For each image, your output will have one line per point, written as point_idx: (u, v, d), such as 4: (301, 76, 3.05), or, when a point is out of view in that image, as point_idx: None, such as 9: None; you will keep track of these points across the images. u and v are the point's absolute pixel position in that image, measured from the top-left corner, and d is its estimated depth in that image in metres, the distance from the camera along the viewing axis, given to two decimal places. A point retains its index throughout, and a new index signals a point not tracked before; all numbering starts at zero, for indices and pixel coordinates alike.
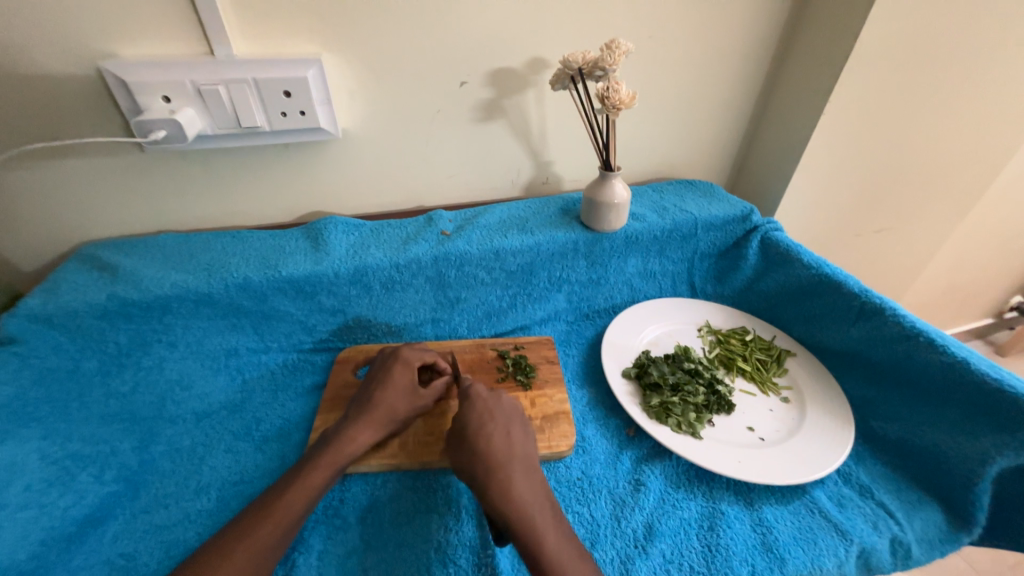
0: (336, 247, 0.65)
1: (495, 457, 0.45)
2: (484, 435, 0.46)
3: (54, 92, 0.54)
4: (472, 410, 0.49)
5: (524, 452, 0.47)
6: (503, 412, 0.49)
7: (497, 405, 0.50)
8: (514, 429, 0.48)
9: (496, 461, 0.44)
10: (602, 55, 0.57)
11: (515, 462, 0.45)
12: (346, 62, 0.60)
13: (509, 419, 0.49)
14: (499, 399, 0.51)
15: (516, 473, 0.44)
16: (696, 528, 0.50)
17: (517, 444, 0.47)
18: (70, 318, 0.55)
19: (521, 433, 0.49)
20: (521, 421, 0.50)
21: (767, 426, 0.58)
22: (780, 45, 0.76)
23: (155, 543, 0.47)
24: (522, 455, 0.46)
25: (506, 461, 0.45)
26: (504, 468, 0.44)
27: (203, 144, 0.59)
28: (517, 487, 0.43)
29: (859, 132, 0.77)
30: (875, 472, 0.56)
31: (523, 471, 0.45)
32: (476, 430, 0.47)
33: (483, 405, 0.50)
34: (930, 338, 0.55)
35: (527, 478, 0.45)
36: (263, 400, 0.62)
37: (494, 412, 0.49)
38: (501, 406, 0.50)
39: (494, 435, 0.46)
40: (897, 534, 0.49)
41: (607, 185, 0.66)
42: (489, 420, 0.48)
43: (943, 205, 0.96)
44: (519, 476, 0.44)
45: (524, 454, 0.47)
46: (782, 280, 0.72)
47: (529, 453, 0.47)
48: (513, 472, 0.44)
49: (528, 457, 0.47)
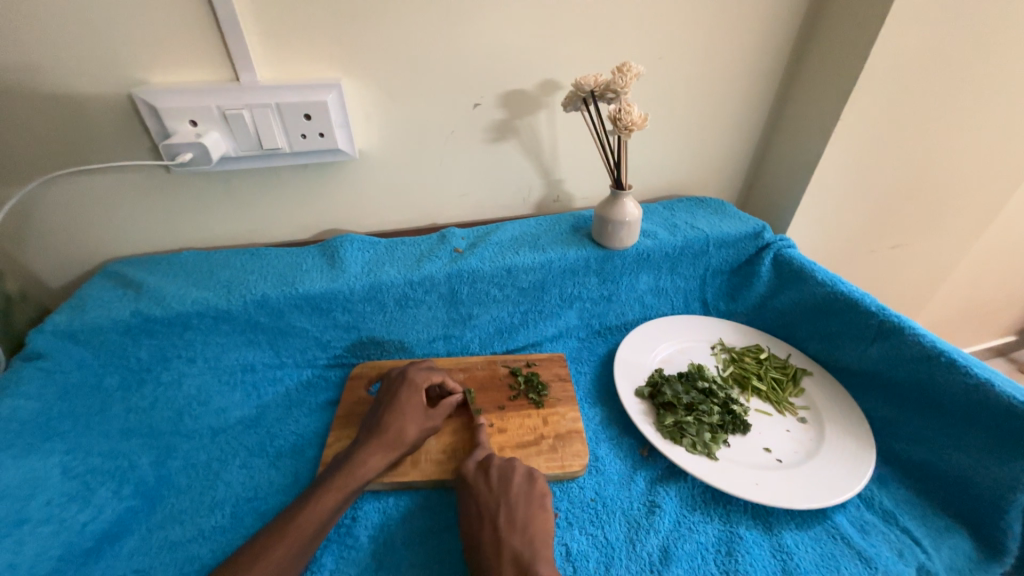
0: (351, 264, 0.66)
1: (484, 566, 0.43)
2: (476, 543, 0.45)
3: (88, 117, 0.56)
4: (464, 512, 0.48)
5: (516, 509, 0.47)
6: (491, 505, 0.48)
7: (489, 498, 0.48)
8: (507, 522, 0.46)
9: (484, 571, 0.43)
10: (613, 78, 0.59)
11: (505, 564, 0.43)
12: (365, 86, 0.62)
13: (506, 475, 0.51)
14: (484, 480, 0.50)
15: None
16: (714, 553, 0.49)
17: (507, 544, 0.45)
18: (95, 334, 0.57)
19: (520, 520, 0.46)
20: (520, 505, 0.48)
21: (785, 448, 0.57)
22: (789, 65, 0.77)
23: (170, 559, 0.48)
24: (515, 555, 0.44)
25: (494, 565, 0.43)
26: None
27: (227, 166, 0.61)
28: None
29: (871, 149, 0.77)
30: (898, 496, 0.54)
31: (512, 574, 0.42)
32: (469, 536, 0.46)
33: (473, 502, 0.49)
34: (951, 358, 0.54)
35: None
36: (277, 415, 0.63)
37: (483, 509, 0.47)
38: (494, 498, 0.49)
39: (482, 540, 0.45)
40: (924, 563, 0.47)
41: (619, 203, 0.67)
42: (479, 520, 0.47)
43: (959, 222, 0.95)
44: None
45: (518, 550, 0.44)
46: (797, 298, 0.71)
47: (527, 546, 0.44)
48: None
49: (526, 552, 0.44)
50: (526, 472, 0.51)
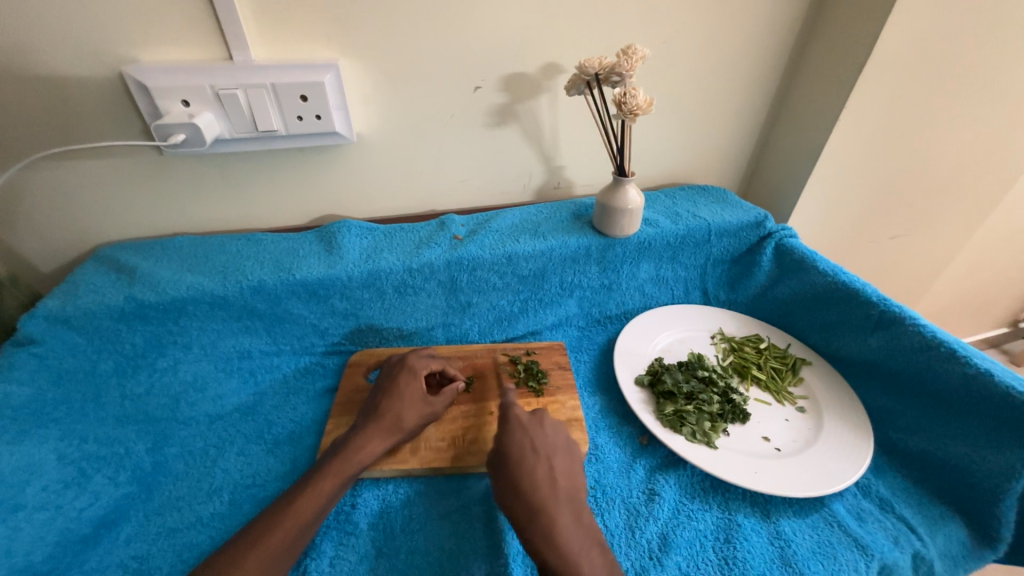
0: (349, 251, 0.65)
1: (540, 498, 0.44)
2: (530, 473, 0.45)
3: (75, 96, 0.54)
4: (517, 444, 0.48)
5: (566, 486, 0.46)
6: (547, 445, 0.48)
7: (542, 439, 0.49)
8: (561, 465, 0.47)
9: (540, 502, 0.44)
10: (619, 60, 0.57)
11: (561, 501, 0.44)
12: (361, 67, 0.61)
13: (552, 450, 0.48)
14: (540, 425, 0.50)
15: (563, 517, 0.43)
16: (712, 540, 0.49)
17: (563, 484, 0.46)
18: (88, 319, 0.56)
19: (570, 468, 0.47)
20: (569, 453, 0.49)
21: (783, 437, 0.57)
22: (796, 51, 0.75)
23: (168, 545, 0.47)
24: (568, 495, 0.45)
25: (552, 500, 0.44)
26: (550, 510, 0.43)
27: (220, 148, 0.60)
28: (566, 530, 0.42)
29: (876, 138, 0.76)
30: (895, 485, 0.54)
31: (569, 513, 0.44)
32: (521, 466, 0.46)
33: (527, 437, 0.49)
34: (951, 348, 0.54)
35: (575, 522, 0.43)
36: (274, 402, 0.62)
37: (537, 447, 0.48)
38: (545, 439, 0.49)
39: (538, 474, 0.45)
40: (919, 550, 0.48)
41: (621, 190, 0.66)
42: (533, 456, 0.47)
43: (960, 213, 0.95)
44: (566, 521, 0.43)
45: (571, 492, 0.45)
46: (797, 288, 0.71)
47: (576, 490, 0.46)
48: (559, 515, 0.43)
49: (575, 494, 0.46)
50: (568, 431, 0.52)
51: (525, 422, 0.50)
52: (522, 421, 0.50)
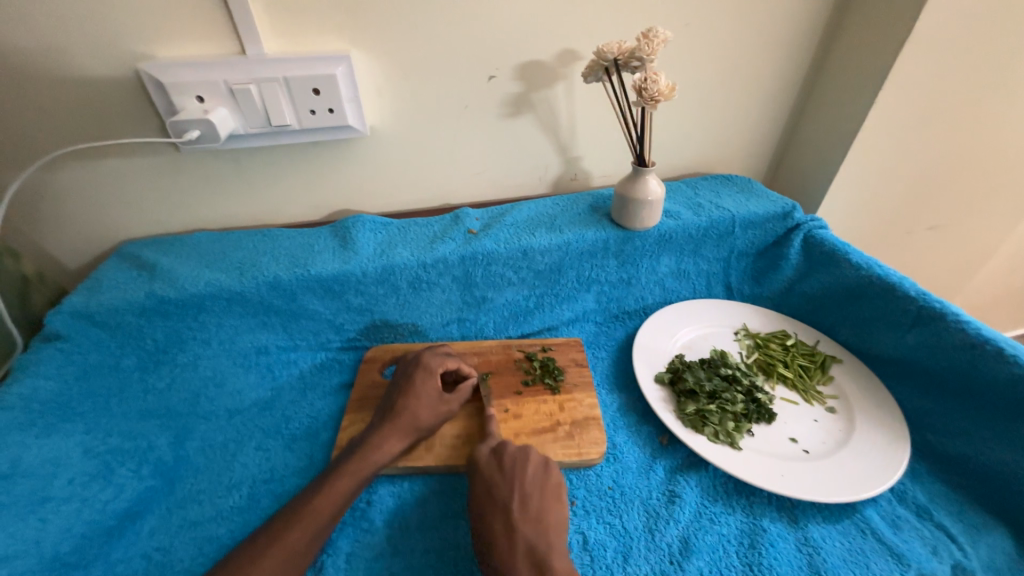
0: (363, 246, 0.65)
1: (497, 557, 0.42)
2: (488, 532, 0.44)
3: (93, 94, 0.55)
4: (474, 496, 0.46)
5: (538, 482, 0.47)
6: (507, 490, 0.46)
7: (502, 483, 0.47)
8: (521, 511, 0.44)
9: (495, 562, 0.42)
10: (639, 44, 0.55)
11: (519, 557, 0.41)
12: (373, 58, 0.59)
13: (528, 449, 0.50)
14: (500, 466, 0.48)
15: (520, 571, 0.41)
16: (736, 545, 0.47)
17: (521, 534, 0.43)
18: (111, 315, 0.57)
19: (536, 511, 0.45)
20: (535, 495, 0.46)
21: (812, 438, 0.55)
22: (829, 30, 0.71)
23: (189, 538, 0.48)
24: (529, 547, 0.42)
25: (508, 559, 0.41)
26: (506, 570, 0.41)
27: (235, 143, 0.60)
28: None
29: (916, 122, 0.71)
30: (934, 491, 0.51)
31: (528, 568, 0.41)
32: (480, 520, 0.45)
33: (485, 485, 0.47)
34: (998, 347, 0.50)
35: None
36: (292, 398, 0.63)
37: (496, 495, 0.46)
38: (506, 481, 0.47)
39: (495, 529, 0.43)
40: (960, 561, 0.45)
41: (641, 181, 0.63)
42: (492, 507, 0.45)
43: (1006, 201, 0.89)
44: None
45: (533, 542, 0.43)
46: (827, 282, 0.68)
47: (540, 539, 0.43)
48: (517, 573, 0.41)
49: (538, 543, 0.43)
50: (542, 458, 0.49)
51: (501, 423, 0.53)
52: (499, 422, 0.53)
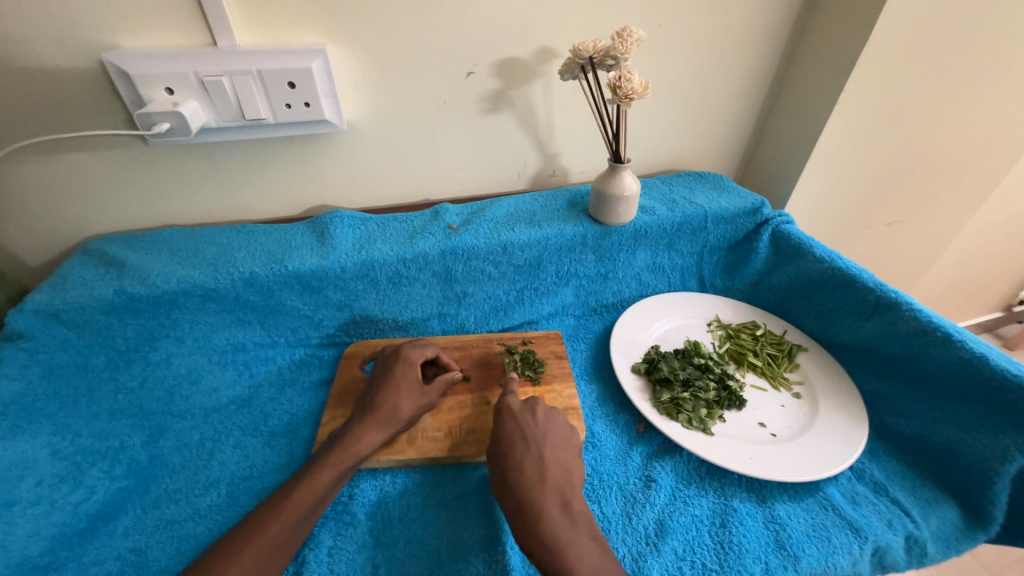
0: (341, 241, 0.64)
1: (528, 490, 0.44)
2: (518, 466, 0.46)
3: (55, 85, 0.53)
4: (506, 436, 0.48)
5: (557, 477, 0.45)
6: (539, 435, 0.49)
7: (533, 429, 0.49)
8: (551, 454, 0.47)
9: (525, 494, 0.44)
10: (613, 43, 0.56)
11: (548, 493, 0.44)
12: (350, 53, 0.59)
13: (545, 440, 0.49)
14: (532, 413, 0.51)
15: (549, 504, 0.43)
16: (708, 525, 0.49)
17: (551, 474, 0.45)
18: (77, 313, 0.55)
19: (564, 459, 0.47)
20: (563, 446, 0.49)
21: (779, 422, 0.58)
22: (794, 33, 0.74)
23: (165, 537, 0.47)
24: (557, 485, 0.45)
25: (538, 493, 0.44)
26: (534, 503, 0.43)
27: (207, 137, 0.58)
28: (550, 524, 0.42)
29: (874, 122, 0.75)
30: (889, 469, 0.55)
31: (557, 504, 0.43)
32: (510, 457, 0.47)
33: (516, 429, 0.49)
34: (947, 333, 0.54)
35: (564, 514, 0.43)
36: (270, 395, 0.62)
37: (528, 438, 0.48)
38: (535, 430, 0.49)
39: (526, 465, 0.46)
40: (912, 532, 0.48)
41: (617, 178, 0.65)
42: (522, 446, 0.47)
43: (956, 198, 0.94)
44: (553, 515, 0.42)
45: (561, 483, 0.45)
46: (794, 274, 0.71)
47: (566, 480, 0.46)
48: (545, 508, 0.43)
49: (564, 485, 0.45)
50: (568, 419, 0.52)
51: (515, 411, 0.51)
52: (513, 411, 0.51)
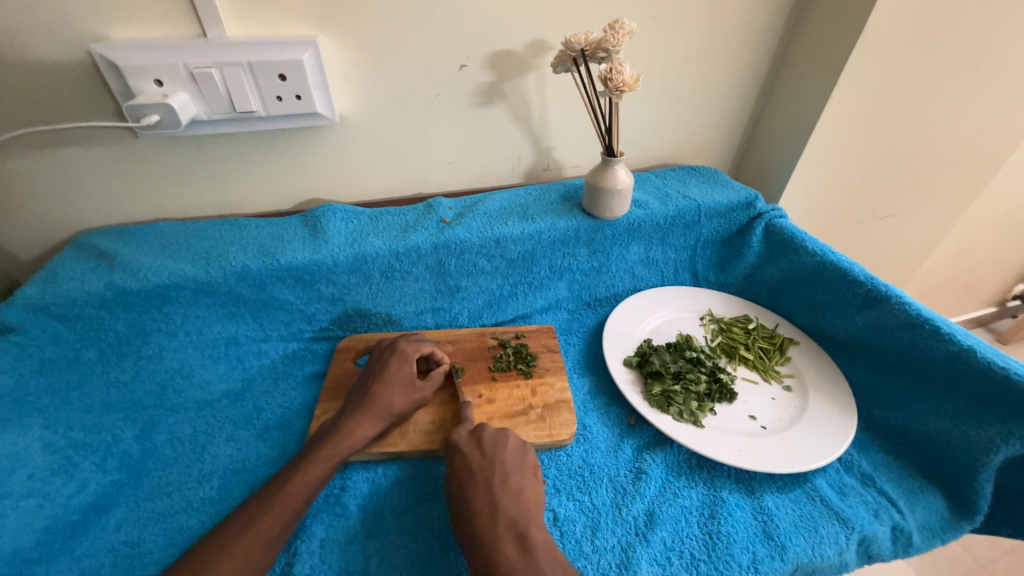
0: (334, 235, 0.64)
1: (481, 535, 0.43)
2: (469, 508, 0.45)
3: (44, 78, 0.52)
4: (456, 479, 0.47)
5: (509, 511, 0.44)
6: (488, 467, 0.47)
7: (481, 460, 0.48)
8: (501, 486, 0.46)
9: (479, 538, 0.42)
10: (605, 36, 0.56)
11: (503, 531, 0.43)
12: (342, 45, 0.59)
13: (494, 470, 0.47)
14: (479, 445, 0.49)
15: (502, 541, 0.42)
16: (697, 516, 0.50)
17: (502, 508, 0.44)
18: (68, 307, 0.55)
19: (517, 486, 0.46)
20: (515, 472, 0.47)
21: (770, 415, 0.58)
22: (789, 26, 0.74)
23: (159, 530, 0.48)
24: (511, 519, 0.44)
25: (491, 533, 0.43)
26: (489, 544, 0.42)
27: (198, 129, 0.58)
28: (506, 565, 0.40)
29: (868, 116, 0.75)
30: (877, 460, 0.55)
31: (511, 539, 0.42)
32: (461, 500, 0.45)
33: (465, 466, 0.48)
34: (935, 326, 0.54)
35: (520, 550, 0.41)
36: (264, 388, 0.62)
37: (477, 472, 0.47)
38: (484, 461, 0.48)
39: (477, 507, 0.44)
40: (898, 522, 0.49)
41: (610, 171, 0.65)
42: (473, 483, 0.46)
43: (951, 192, 0.95)
44: (510, 554, 0.41)
45: (515, 517, 0.44)
46: (787, 268, 0.71)
47: (521, 513, 0.44)
48: (500, 547, 0.42)
49: (519, 520, 0.44)
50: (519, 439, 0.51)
51: (463, 447, 0.49)
52: (459, 446, 0.49)
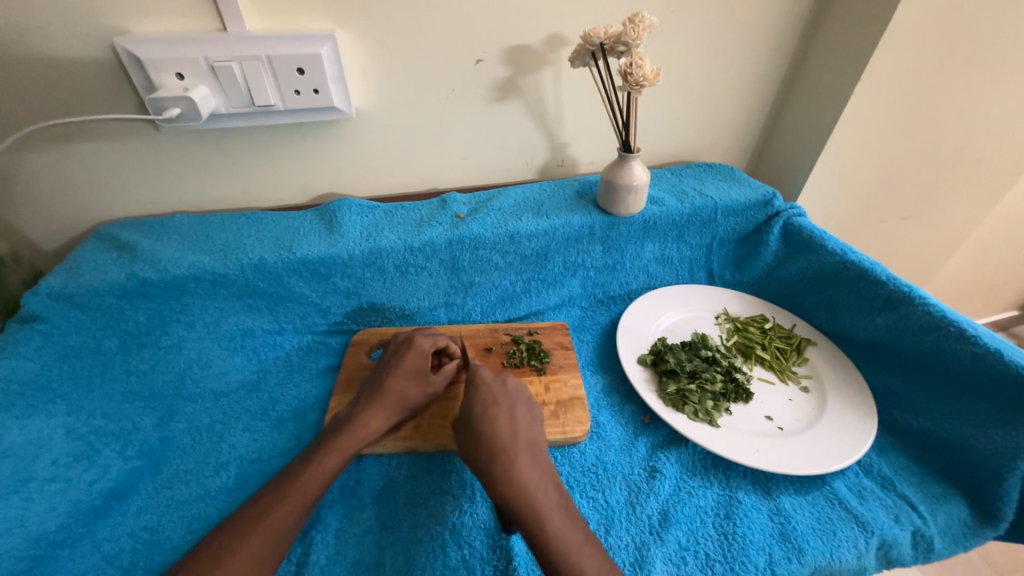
0: (350, 229, 0.64)
1: (502, 445, 0.44)
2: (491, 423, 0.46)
3: (69, 71, 0.53)
4: (481, 397, 0.48)
5: (527, 436, 0.46)
6: (509, 398, 0.49)
7: (504, 392, 0.49)
8: (521, 415, 0.48)
9: (500, 447, 0.44)
10: (625, 30, 0.55)
11: (520, 449, 0.45)
12: (359, 40, 0.59)
13: (515, 403, 0.49)
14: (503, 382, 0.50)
15: (520, 459, 0.44)
16: (712, 516, 0.49)
17: (522, 431, 0.46)
18: (90, 296, 0.56)
19: (532, 419, 0.49)
20: (530, 413, 0.49)
21: (787, 416, 0.57)
22: (811, 21, 0.72)
23: (177, 517, 0.48)
24: (528, 442, 0.46)
25: (511, 447, 0.44)
26: (508, 454, 0.44)
27: (218, 123, 0.59)
28: (523, 475, 0.43)
29: (892, 113, 0.73)
30: (898, 464, 0.54)
31: (528, 458, 0.44)
32: (483, 416, 0.46)
33: (489, 389, 0.49)
34: (960, 328, 0.53)
35: (535, 467, 0.44)
36: (279, 380, 0.63)
37: (500, 398, 0.48)
38: (506, 392, 0.49)
39: (500, 423, 0.46)
40: (919, 527, 0.48)
41: (626, 167, 0.64)
42: (496, 407, 0.47)
43: (975, 192, 0.92)
44: (526, 468, 0.43)
45: (531, 442, 0.46)
46: (805, 268, 0.70)
47: (535, 437, 0.47)
48: (517, 460, 0.44)
49: (533, 444, 0.46)
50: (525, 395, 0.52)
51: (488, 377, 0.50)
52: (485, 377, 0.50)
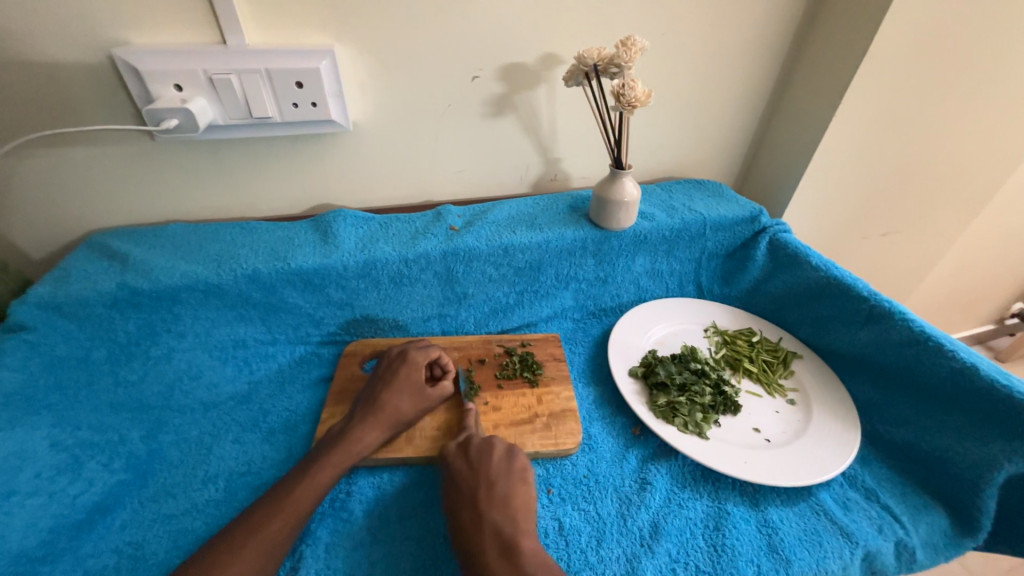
0: (345, 240, 0.65)
1: (467, 546, 0.42)
2: (457, 522, 0.45)
3: (67, 82, 0.53)
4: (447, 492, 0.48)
5: (493, 521, 0.43)
6: (471, 479, 0.47)
7: (468, 475, 0.48)
8: (485, 496, 0.45)
9: (466, 551, 0.42)
10: (618, 52, 0.57)
11: (486, 540, 0.42)
12: (358, 55, 0.60)
13: (478, 481, 0.47)
14: (464, 455, 0.50)
15: (486, 553, 0.41)
16: (702, 528, 0.50)
17: (487, 518, 0.44)
18: (79, 306, 0.55)
19: (504, 495, 0.45)
20: (501, 478, 0.47)
21: (774, 428, 0.58)
22: (794, 46, 0.75)
23: (163, 531, 0.47)
24: (495, 532, 0.43)
25: (473, 544, 0.42)
26: (474, 556, 0.42)
27: (215, 134, 0.59)
28: (492, 575, 0.40)
29: (870, 135, 0.76)
30: (881, 476, 0.56)
31: (495, 551, 0.41)
32: (451, 517, 0.46)
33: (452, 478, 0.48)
34: (938, 342, 0.55)
35: (502, 560, 0.41)
36: (270, 392, 0.62)
37: (462, 486, 0.47)
38: (473, 473, 0.48)
39: (462, 521, 0.44)
40: (902, 538, 0.49)
41: (618, 183, 0.66)
42: (461, 498, 0.46)
43: (952, 210, 0.96)
44: (491, 560, 0.41)
45: (502, 526, 0.43)
46: (791, 282, 0.72)
47: (507, 522, 0.43)
48: (485, 554, 0.41)
49: (506, 532, 0.43)
50: (507, 447, 0.50)
51: (451, 457, 0.50)
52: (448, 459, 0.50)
